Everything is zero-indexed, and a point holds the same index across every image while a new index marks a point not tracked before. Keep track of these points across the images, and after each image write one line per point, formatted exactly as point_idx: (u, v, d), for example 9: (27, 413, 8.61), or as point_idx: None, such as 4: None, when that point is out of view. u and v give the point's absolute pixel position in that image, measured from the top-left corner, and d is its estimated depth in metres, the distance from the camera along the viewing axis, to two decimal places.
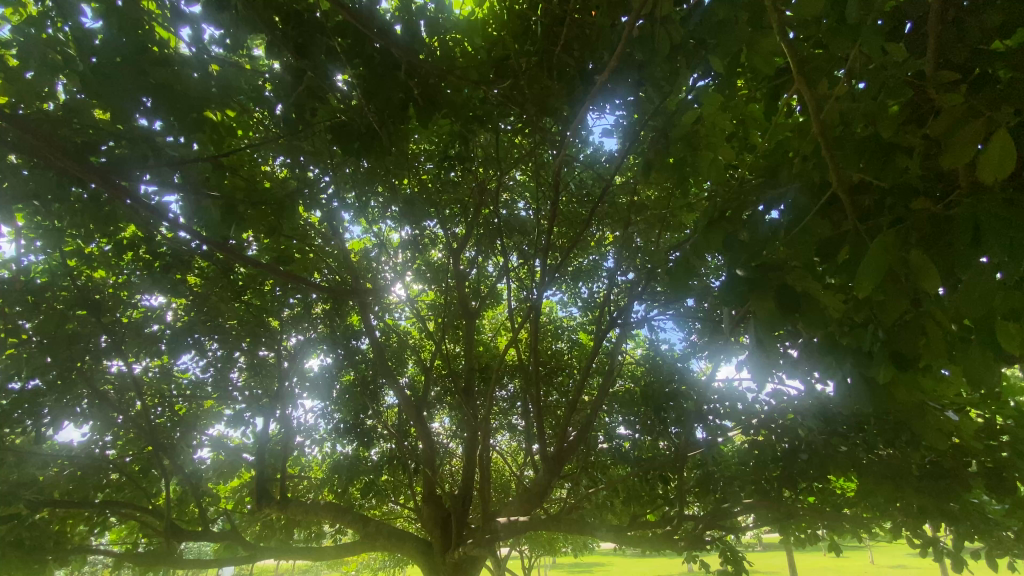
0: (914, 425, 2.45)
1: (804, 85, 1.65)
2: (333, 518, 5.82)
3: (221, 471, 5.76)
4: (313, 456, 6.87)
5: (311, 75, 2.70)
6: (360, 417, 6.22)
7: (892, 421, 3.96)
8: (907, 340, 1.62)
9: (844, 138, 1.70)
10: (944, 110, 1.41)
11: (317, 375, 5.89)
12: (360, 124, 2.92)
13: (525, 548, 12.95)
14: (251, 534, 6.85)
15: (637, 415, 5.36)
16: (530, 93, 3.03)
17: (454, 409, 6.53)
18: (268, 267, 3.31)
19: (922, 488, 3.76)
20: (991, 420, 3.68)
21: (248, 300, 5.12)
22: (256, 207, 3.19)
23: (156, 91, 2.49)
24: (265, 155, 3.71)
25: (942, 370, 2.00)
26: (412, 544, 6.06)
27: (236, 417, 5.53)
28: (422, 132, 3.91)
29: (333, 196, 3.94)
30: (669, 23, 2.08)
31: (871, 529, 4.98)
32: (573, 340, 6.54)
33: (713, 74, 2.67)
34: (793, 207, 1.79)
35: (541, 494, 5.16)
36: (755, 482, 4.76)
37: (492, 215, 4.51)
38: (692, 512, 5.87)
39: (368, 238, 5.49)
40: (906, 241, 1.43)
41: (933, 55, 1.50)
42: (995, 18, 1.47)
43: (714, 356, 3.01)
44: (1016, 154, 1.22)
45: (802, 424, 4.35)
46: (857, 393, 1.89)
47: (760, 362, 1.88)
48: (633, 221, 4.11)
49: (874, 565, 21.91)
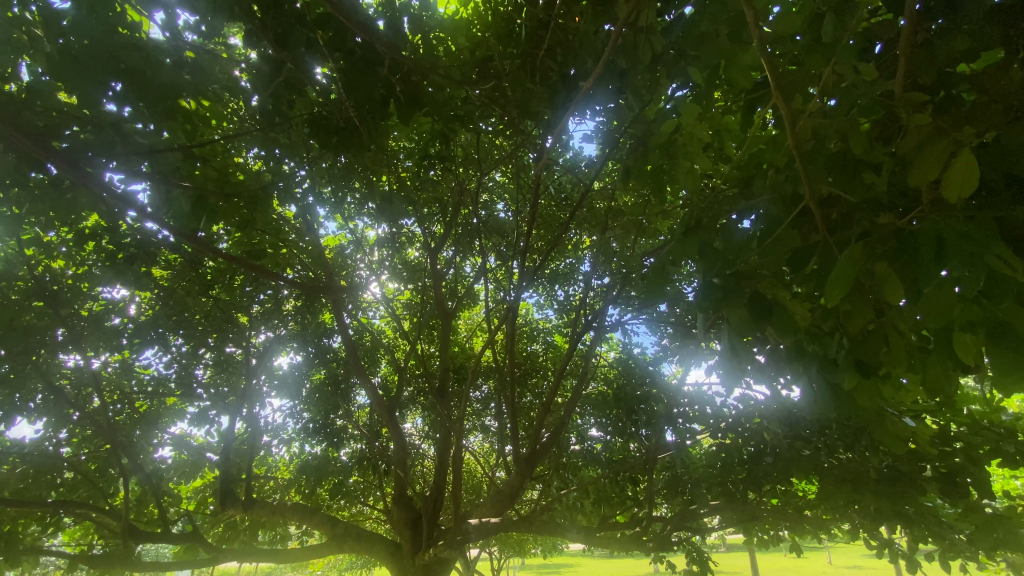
0: (874, 430, 2.54)
1: (781, 98, 1.69)
2: (300, 519, 5.68)
3: (183, 471, 5.61)
4: (281, 456, 6.72)
5: (290, 66, 2.65)
6: (330, 417, 6.14)
7: (852, 426, 4.11)
8: (869, 349, 1.72)
9: (817, 153, 1.74)
10: (911, 130, 1.47)
11: (286, 374, 5.79)
12: (339, 118, 2.90)
13: (495, 549, 12.98)
14: (214, 536, 6.64)
15: (609, 417, 5.36)
16: (512, 95, 3.07)
17: (427, 409, 6.50)
18: (240, 262, 3.24)
19: (879, 492, 3.93)
20: (945, 427, 3.82)
21: (217, 295, 4.94)
22: (228, 199, 3.08)
23: (127, 75, 2.40)
24: (238, 146, 3.57)
25: (901, 378, 2.09)
26: (381, 545, 5.98)
27: (200, 415, 5.37)
28: (402, 130, 3.87)
29: (309, 190, 3.89)
30: (651, 33, 2.14)
31: (830, 531, 5.14)
32: (548, 342, 6.58)
33: (692, 85, 2.73)
34: (765, 216, 1.84)
35: (513, 496, 5.15)
36: (721, 484, 4.89)
37: (471, 215, 4.51)
38: (661, 513, 5.96)
39: (344, 235, 5.47)
40: (871, 253, 1.49)
41: (902, 75, 1.56)
42: (961, 43, 1.54)
43: (685, 361, 3.09)
44: (977, 173, 1.29)
45: (769, 428, 4.45)
46: (821, 399, 1.96)
47: (730, 367, 1.94)
48: (610, 226, 4.14)
49: (832, 566, 22.66)
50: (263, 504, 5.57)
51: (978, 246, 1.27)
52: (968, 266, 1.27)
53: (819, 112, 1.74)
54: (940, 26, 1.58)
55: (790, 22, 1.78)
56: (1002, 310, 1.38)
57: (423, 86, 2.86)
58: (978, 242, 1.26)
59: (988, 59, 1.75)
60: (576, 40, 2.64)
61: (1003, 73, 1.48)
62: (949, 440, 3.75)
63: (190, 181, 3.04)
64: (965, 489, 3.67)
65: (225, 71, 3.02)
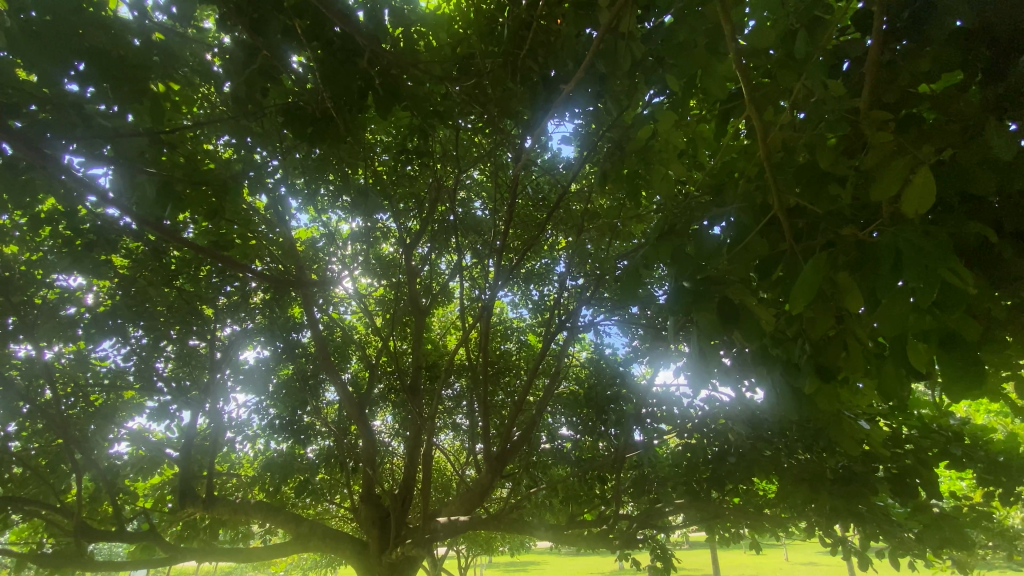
0: (831, 432, 2.64)
1: (754, 110, 1.74)
2: (264, 518, 5.54)
3: (141, 468, 5.41)
4: (244, 452, 6.55)
5: (265, 54, 2.59)
6: (297, 413, 5.92)
7: (812, 428, 4.26)
8: (830, 354, 1.79)
9: (785, 165, 1.79)
10: (875, 146, 1.53)
11: (252, 368, 5.65)
12: (314, 108, 2.84)
13: (463, 547, 13.06)
14: (172, 535, 6.42)
15: (579, 417, 5.45)
16: (492, 94, 3.07)
17: (398, 407, 6.45)
18: (206, 252, 3.16)
19: (833, 491, 4.02)
20: (897, 429, 4.01)
21: (181, 286, 4.77)
22: (196, 186, 2.99)
23: (91, 56, 2.36)
24: (208, 133, 3.46)
25: (857, 383, 2.18)
26: (347, 545, 5.85)
27: (161, 410, 5.19)
28: (379, 123, 3.80)
29: (281, 181, 3.79)
30: (631, 39, 2.19)
31: (789, 529, 5.32)
32: (521, 341, 6.63)
33: (669, 92, 2.79)
34: (737, 224, 1.94)
35: (482, 494, 5.15)
36: (687, 483, 4.99)
37: (448, 213, 4.49)
38: (627, 512, 6.04)
39: (316, 228, 5.39)
40: (834, 264, 1.55)
41: (867, 92, 1.61)
42: (925, 64, 1.62)
43: (654, 362, 3.15)
44: (934, 190, 1.34)
45: (733, 429, 4.57)
46: (784, 402, 2.03)
47: (698, 369, 2.00)
48: (586, 227, 4.18)
49: (788, 562, 23.45)
50: (225, 501, 5.44)
51: (932, 260, 1.31)
52: (922, 278, 1.31)
53: (790, 124, 1.80)
54: (905, 46, 1.67)
55: (764, 36, 1.83)
56: (953, 320, 1.44)
57: (402, 80, 2.84)
58: (932, 255, 1.31)
59: (946, 81, 1.85)
60: (557, 42, 2.67)
61: (962, 95, 1.56)
62: (900, 442, 3.96)
63: (155, 167, 2.96)
64: (914, 489, 3.80)
65: (196, 55, 2.93)
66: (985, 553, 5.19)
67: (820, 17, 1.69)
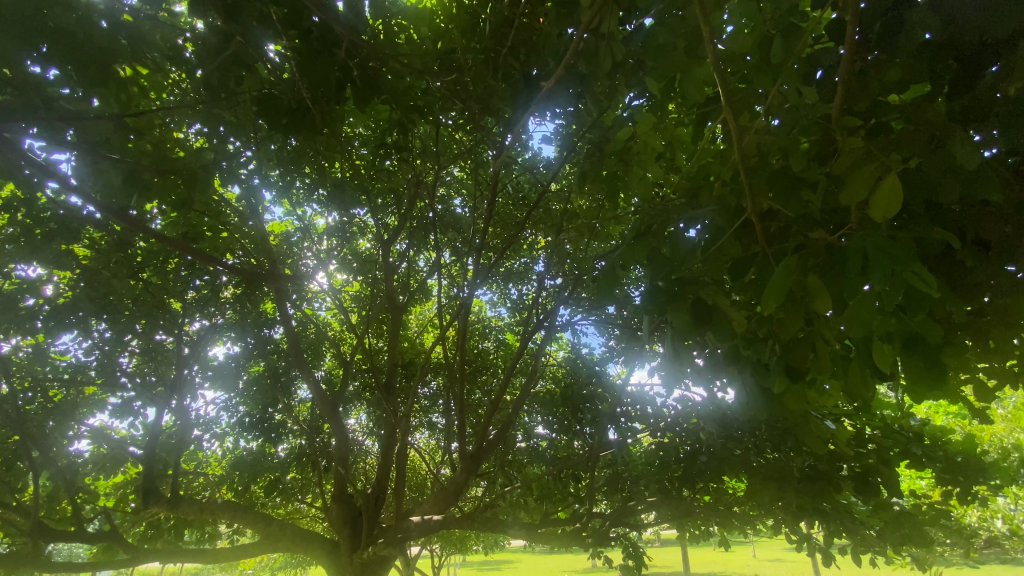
0: (799, 432, 2.71)
1: (730, 114, 1.75)
2: (230, 518, 5.39)
3: (102, 466, 5.23)
4: (212, 451, 6.37)
5: (240, 40, 2.53)
6: (268, 411, 5.77)
7: (780, 428, 4.36)
8: (798, 355, 1.83)
9: (759, 170, 1.82)
10: (845, 151, 1.56)
11: (222, 364, 5.46)
12: (290, 98, 2.76)
13: (437, 547, 13.03)
14: (134, 536, 6.20)
15: (555, 415, 5.47)
16: (473, 90, 3.04)
17: (373, 405, 6.36)
18: (175, 244, 3.10)
19: (800, 489, 4.07)
20: (861, 429, 4.14)
21: (148, 278, 4.66)
22: (165, 175, 2.88)
23: (54, 35, 2.27)
24: (178, 121, 3.35)
25: (825, 384, 2.23)
26: (317, 545, 5.73)
27: (124, 406, 5.02)
28: (359, 116, 3.74)
29: (254, 172, 3.68)
30: (612, 40, 2.19)
31: (757, 526, 5.43)
32: (499, 340, 6.61)
33: (649, 95, 2.82)
34: (711, 226, 1.97)
35: (456, 494, 5.12)
36: (659, 482, 5.06)
37: (427, 209, 4.45)
38: (601, 510, 6.06)
39: (290, 221, 5.29)
40: (804, 266, 1.58)
41: (840, 100, 1.65)
42: (894, 74, 1.67)
43: (630, 362, 3.18)
44: (901, 195, 1.37)
45: (705, 428, 4.64)
46: (754, 402, 2.08)
47: (671, 369, 2.02)
48: (565, 227, 4.20)
49: (757, 559, 24.02)
50: (191, 501, 5.30)
51: (898, 264, 1.34)
52: (888, 281, 1.34)
53: (765, 129, 1.83)
54: (877, 56, 1.73)
55: (741, 42, 1.87)
56: (917, 322, 1.48)
57: (382, 72, 2.79)
58: (898, 259, 1.34)
59: (915, 91, 1.92)
60: (539, 41, 2.68)
61: (929, 105, 1.61)
62: (863, 442, 4.10)
63: (121, 154, 2.87)
64: (876, 487, 3.93)
65: (167, 39, 2.81)
66: (943, 550, 5.39)
67: (795, 25, 1.73)
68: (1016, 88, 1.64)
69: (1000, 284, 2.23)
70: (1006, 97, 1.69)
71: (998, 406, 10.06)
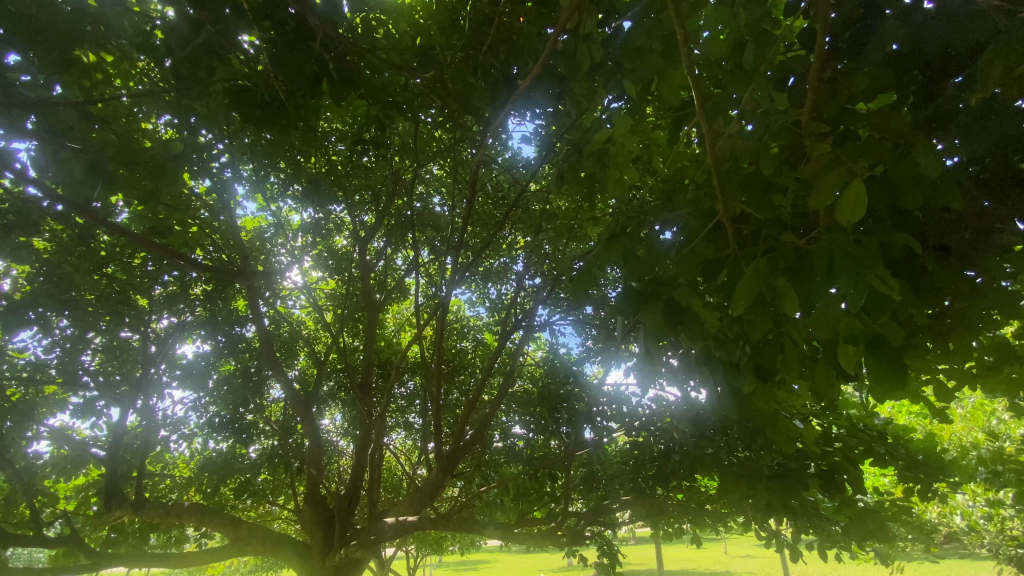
0: (768, 431, 2.77)
1: (704, 118, 1.78)
2: (198, 522, 5.23)
3: (63, 468, 5.03)
4: (179, 452, 6.19)
5: (211, 29, 2.46)
6: (239, 411, 5.64)
7: (750, 426, 4.45)
8: (767, 356, 1.87)
9: (732, 173, 1.86)
10: (814, 156, 1.60)
11: (191, 363, 5.33)
12: (264, 91, 2.70)
13: (411, 547, 12.91)
14: (96, 540, 5.97)
15: (532, 415, 5.47)
16: (452, 88, 3.03)
17: (347, 405, 6.26)
18: (140, 239, 3.01)
19: (769, 486, 4.17)
20: (828, 428, 4.26)
21: (112, 274, 4.52)
22: (130, 167, 2.78)
23: (10, 21, 2.23)
24: (147, 111, 3.24)
25: (793, 385, 2.28)
26: (288, 548, 5.59)
27: (86, 406, 4.83)
28: (335, 111, 3.68)
29: (226, 165, 3.59)
30: (590, 41, 2.20)
31: (728, 523, 5.54)
32: (477, 339, 6.60)
33: (627, 97, 2.84)
34: (685, 229, 1.99)
35: (431, 494, 5.08)
36: (633, 480, 5.11)
37: (405, 207, 4.41)
38: (576, 508, 6.00)
39: (263, 217, 5.18)
40: (774, 268, 1.60)
41: (810, 106, 1.69)
42: (862, 83, 1.73)
43: (605, 362, 3.20)
44: (866, 200, 1.41)
45: (678, 427, 4.71)
46: (725, 401, 2.12)
47: (645, 370, 2.03)
48: (544, 227, 4.22)
49: (728, 556, 24.53)
50: (156, 504, 5.13)
51: (863, 267, 1.36)
52: (853, 285, 1.37)
53: (738, 133, 1.86)
54: (846, 65, 1.79)
55: (717, 46, 1.90)
56: (880, 324, 1.52)
57: (359, 67, 2.75)
58: (863, 262, 1.36)
59: (882, 101, 1.99)
60: (518, 39, 2.67)
61: (894, 114, 1.67)
62: (830, 441, 4.22)
63: (83, 144, 2.76)
64: (841, 484, 4.05)
65: (136, 26, 2.72)
66: (905, 545, 5.58)
67: (769, 31, 1.76)
68: (976, 99, 1.71)
69: (958, 288, 2.32)
70: (968, 108, 1.75)
71: (956, 406, 10.48)
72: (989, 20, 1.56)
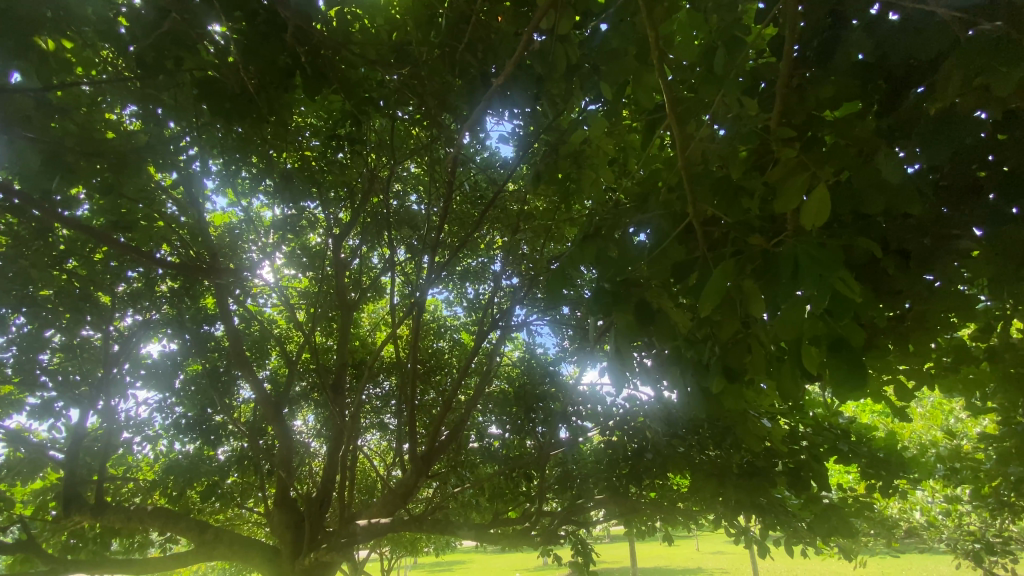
0: (737, 430, 2.82)
1: (676, 123, 1.81)
2: (161, 527, 5.05)
3: (18, 472, 4.81)
4: (143, 454, 5.99)
5: (178, 18, 2.38)
6: (207, 412, 5.49)
7: (721, 425, 4.54)
8: (735, 356, 1.91)
9: (703, 176, 1.90)
10: (781, 161, 1.64)
11: (157, 363, 5.18)
12: (233, 84, 2.63)
13: (386, 549, 12.76)
14: (53, 547, 5.72)
15: (507, 415, 5.43)
16: (429, 85, 3.00)
17: (320, 405, 6.14)
18: (102, 236, 2.90)
19: (738, 484, 4.25)
20: (795, 427, 4.37)
21: (72, 269, 4.34)
22: (90, 159, 2.67)
23: None
24: (111, 101, 3.14)
25: (761, 384, 2.33)
26: (256, 553, 5.42)
27: (43, 408, 4.63)
28: (310, 105, 3.61)
29: (195, 158, 3.49)
30: (567, 42, 2.21)
31: (699, 521, 5.62)
32: (454, 339, 6.56)
33: (603, 100, 2.86)
34: (657, 232, 2.03)
35: (405, 495, 5.03)
36: (607, 478, 5.15)
37: (381, 205, 4.36)
38: (551, 507, 6.01)
39: (234, 212, 5.06)
40: (742, 270, 1.64)
41: (778, 112, 1.73)
42: (827, 91, 1.78)
43: (580, 362, 3.22)
44: (830, 205, 1.44)
45: (651, 427, 4.77)
46: (694, 400, 2.15)
47: (617, 370, 2.06)
48: (521, 228, 4.22)
49: (700, 552, 24.98)
50: (117, 509, 4.96)
51: (826, 270, 1.39)
52: (816, 287, 1.40)
53: (709, 138, 1.89)
54: (814, 74, 1.83)
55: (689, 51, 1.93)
56: (842, 326, 1.55)
57: (334, 62, 2.70)
58: (825, 265, 1.39)
59: (847, 109, 2.04)
60: (496, 38, 2.66)
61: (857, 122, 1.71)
62: (797, 439, 4.33)
63: (40, 133, 2.65)
64: (807, 481, 4.14)
65: (98, 12, 2.61)
66: (868, 540, 5.75)
67: (740, 37, 1.79)
68: (936, 108, 1.77)
69: (918, 291, 2.40)
70: (928, 117, 1.82)
71: (916, 405, 10.90)
72: (949, 33, 1.62)
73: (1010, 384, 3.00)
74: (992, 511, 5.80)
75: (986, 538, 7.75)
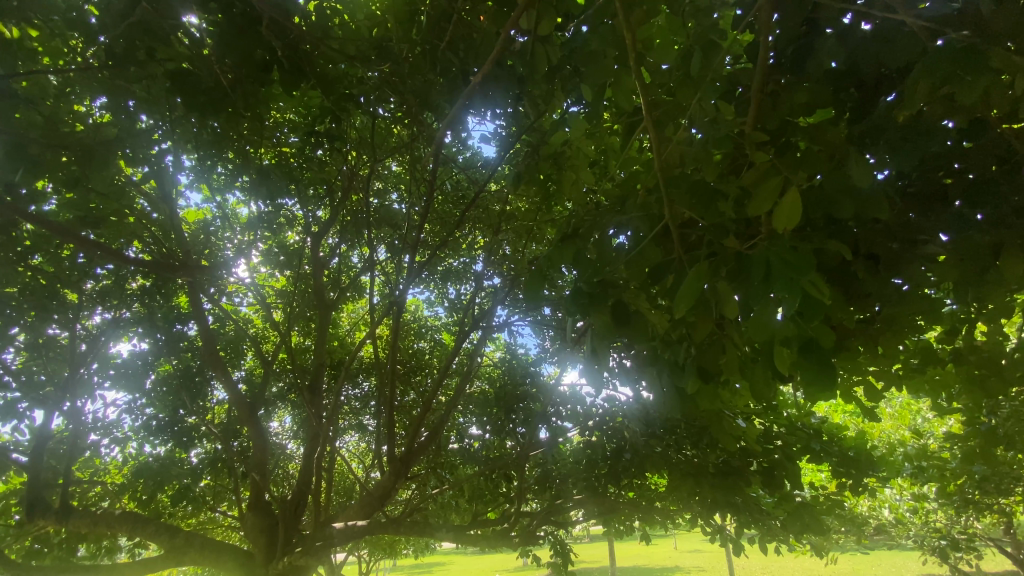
0: (713, 431, 2.84)
1: (653, 125, 1.83)
2: (130, 531, 4.89)
3: None
4: (112, 457, 5.82)
5: (149, 7, 2.32)
6: (179, 412, 5.35)
7: (698, 425, 4.60)
8: (710, 357, 1.92)
9: (680, 178, 1.88)
10: (754, 166, 1.66)
11: (127, 363, 5.05)
12: (207, 77, 2.57)
13: (365, 551, 12.61)
14: (15, 553, 5.51)
15: (488, 416, 5.41)
16: (410, 83, 2.97)
17: (297, 406, 6.04)
18: (66, 231, 2.79)
19: (715, 484, 4.30)
20: (769, 427, 4.44)
21: (38, 266, 4.21)
22: (55, 151, 2.59)
23: None
24: (80, 93, 3.05)
25: (735, 385, 2.36)
26: (226, 557, 5.20)
27: (5, 408, 4.45)
28: (288, 101, 3.55)
29: (168, 152, 3.41)
30: (547, 43, 2.20)
31: (676, 520, 5.68)
32: (435, 339, 6.52)
33: (585, 102, 2.87)
34: (635, 235, 2.01)
35: (383, 497, 4.99)
36: (587, 479, 5.17)
37: (361, 204, 4.31)
38: (531, 508, 5.99)
39: (209, 210, 4.96)
40: (715, 273, 1.65)
41: (752, 117, 1.75)
42: (801, 97, 1.81)
43: (560, 363, 3.22)
44: (800, 209, 1.45)
45: (629, 427, 4.83)
46: (670, 401, 2.16)
47: (594, 370, 2.07)
48: (502, 228, 4.21)
49: (679, 550, 25.29)
50: (84, 513, 4.81)
51: (797, 273, 1.40)
52: (788, 289, 1.40)
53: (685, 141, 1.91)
54: (788, 80, 1.86)
55: (668, 55, 1.94)
56: (812, 328, 1.57)
57: (312, 57, 2.65)
58: (797, 268, 1.40)
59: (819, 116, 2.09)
60: (478, 37, 2.64)
61: (830, 127, 1.74)
62: (771, 439, 4.40)
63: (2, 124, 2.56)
64: (780, 480, 4.18)
65: (67, 1, 2.57)
66: (839, 537, 5.88)
67: (717, 42, 1.81)
68: (905, 116, 1.81)
69: (886, 295, 2.46)
70: (897, 125, 1.86)
71: (886, 406, 11.22)
72: (917, 43, 1.66)
73: (974, 385, 3.09)
74: (956, 508, 6.01)
75: (953, 535, 8.03)
